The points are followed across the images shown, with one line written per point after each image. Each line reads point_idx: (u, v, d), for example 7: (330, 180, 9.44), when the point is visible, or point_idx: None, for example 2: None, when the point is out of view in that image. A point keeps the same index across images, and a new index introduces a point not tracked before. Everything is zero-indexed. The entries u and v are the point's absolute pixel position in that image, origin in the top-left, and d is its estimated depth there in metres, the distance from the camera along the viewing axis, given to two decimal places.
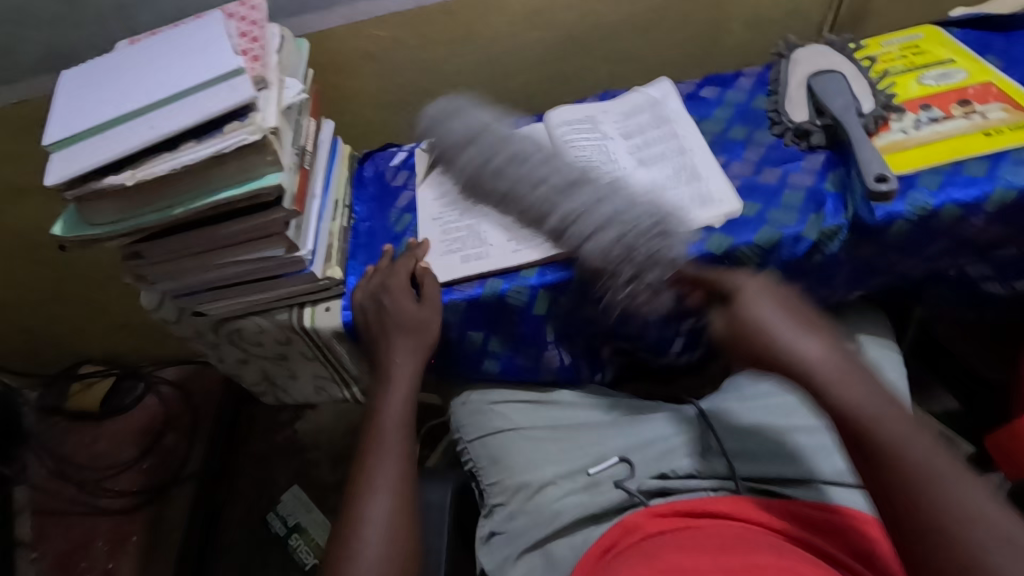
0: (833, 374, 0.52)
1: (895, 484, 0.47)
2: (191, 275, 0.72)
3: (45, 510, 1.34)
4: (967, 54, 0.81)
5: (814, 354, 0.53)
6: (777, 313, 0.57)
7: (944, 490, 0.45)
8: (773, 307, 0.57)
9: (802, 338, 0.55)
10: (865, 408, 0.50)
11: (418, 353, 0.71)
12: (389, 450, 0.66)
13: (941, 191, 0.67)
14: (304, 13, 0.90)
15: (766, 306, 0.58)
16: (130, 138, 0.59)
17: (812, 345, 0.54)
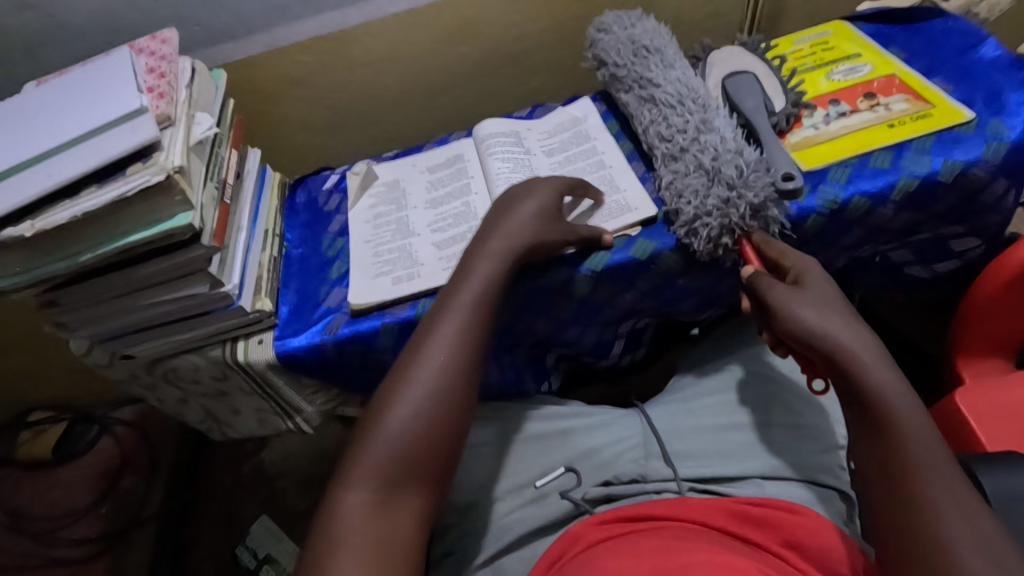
0: (871, 358, 0.54)
1: (898, 477, 0.50)
2: (113, 319, 0.71)
3: (0, 565, 1.28)
4: (872, 48, 0.84)
5: (857, 340, 0.56)
6: (830, 292, 0.60)
7: (933, 495, 0.48)
8: (833, 302, 0.59)
9: (853, 328, 0.57)
10: (897, 395, 0.53)
11: (458, 326, 0.60)
12: (389, 436, 0.55)
13: (850, 183, 0.70)
14: (222, 43, 0.89)
15: (822, 300, 0.59)
16: (28, 187, 0.57)
17: (850, 325, 0.57)
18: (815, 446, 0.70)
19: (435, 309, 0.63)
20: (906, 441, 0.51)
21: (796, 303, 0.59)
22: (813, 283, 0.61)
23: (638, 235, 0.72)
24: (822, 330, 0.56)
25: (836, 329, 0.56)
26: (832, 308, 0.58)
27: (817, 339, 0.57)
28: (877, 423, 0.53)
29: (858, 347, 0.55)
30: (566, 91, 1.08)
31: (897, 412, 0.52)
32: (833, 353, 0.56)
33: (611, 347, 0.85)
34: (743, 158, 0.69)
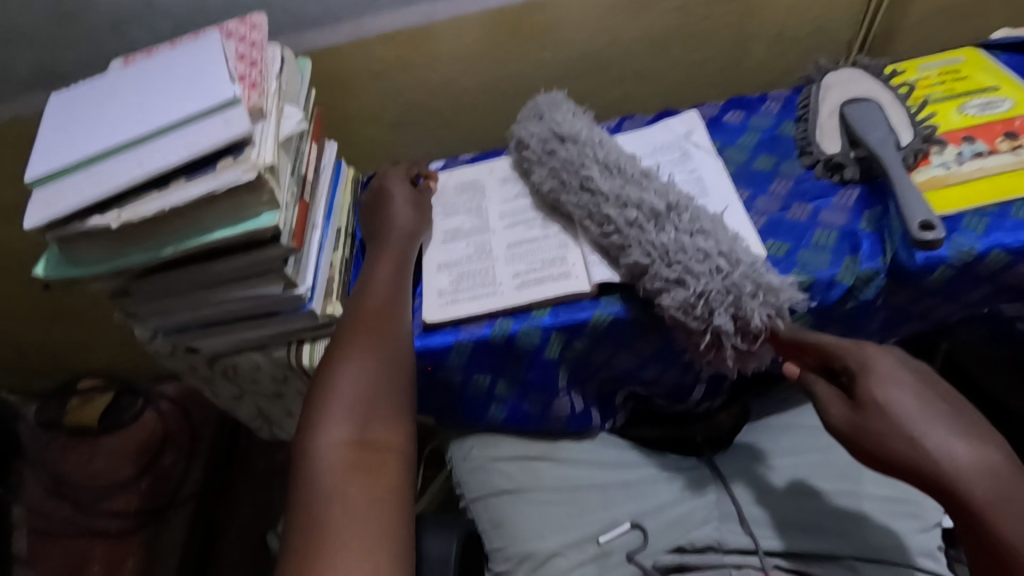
0: (985, 488, 0.46)
1: None
2: (181, 313, 0.68)
3: (41, 529, 1.30)
4: (1012, 81, 0.75)
5: (963, 460, 0.47)
6: (918, 404, 0.50)
7: None
8: (909, 397, 0.50)
9: (949, 438, 0.48)
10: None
11: (370, 368, 0.58)
12: (318, 497, 0.50)
13: (988, 235, 0.62)
14: (307, 31, 0.86)
15: (902, 399, 0.50)
16: (116, 176, 0.55)
17: (963, 449, 0.47)
18: (913, 523, 0.63)
19: (336, 353, 0.60)
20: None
21: (843, 419, 0.52)
22: (875, 379, 0.52)
23: None
24: (936, 466, 0.47)
25: (923, 442, 0.48)
26: (910, 407, 0.50)
27: (929, 470, 0.47)
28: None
29: (987, 492, 0.45)
30: (651, 103, 1.01)
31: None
32: (948, 488, 0.47)
33: (689, 388, 0.78)
34: (684, 294, 0.61)
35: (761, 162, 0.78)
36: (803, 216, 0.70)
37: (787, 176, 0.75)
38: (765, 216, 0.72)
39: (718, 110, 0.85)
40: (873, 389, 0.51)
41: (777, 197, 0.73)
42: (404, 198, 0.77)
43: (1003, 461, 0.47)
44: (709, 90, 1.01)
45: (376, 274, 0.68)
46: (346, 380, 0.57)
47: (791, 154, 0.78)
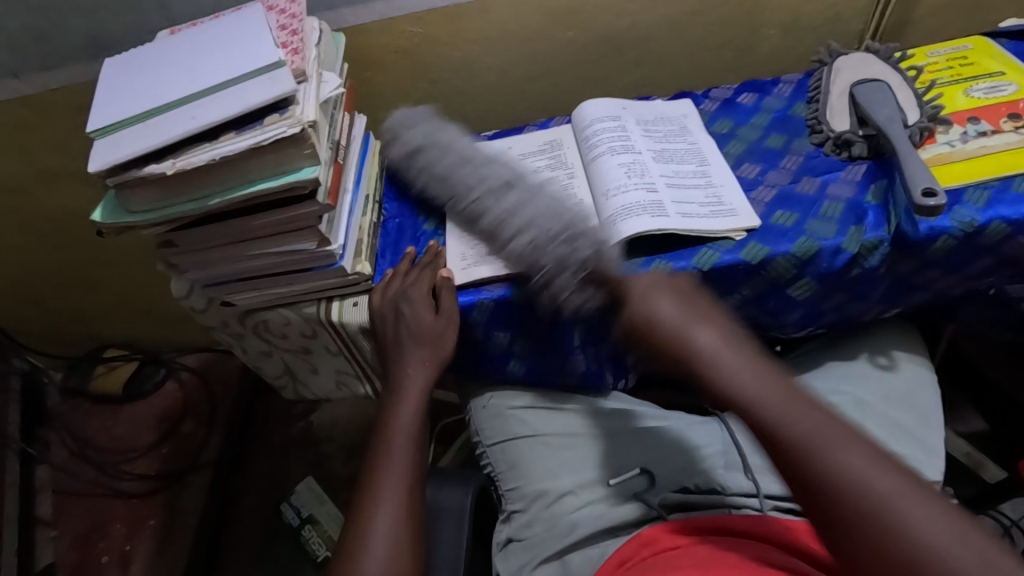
0: (717, 351, 0.53)
1: (811, 468, 0.46)
2: (220, 266, 0.73)
3: (66, 489, 1.34)
4: (1017, 67, 0.78)
5: (710, 341, 0.54)
6: (676, 304, 0.57)
7: (836, 460, 0.45)
8: (668, 300, 0.58)
9: (700, 325, 0.55)
10: (758, 386, 0.50)
11: (402, 512, 0.59)
12: None
13: (988, 207, 0.66)
14: (340, 8, 0.90)
15: (664, 293, 0.59)
16: (171, 128, 0.59)
17: (671, 306, 0.57)
18: None
19: (366, 496, 0.61)
20: (823, 456, 0.46)
21: (663, 305, 0.57)
22: (643, 291, 0.59)
23: (752, 237, 0.70)
24: (690, 357, 0.53)
25: (674, 317, 0.56)
26: (686, 300, 0.58)
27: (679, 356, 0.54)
28: (787, 459, 0.47)
29: (746, 374, 0.51)
30: (667, 86, 1.05)
31: (787, 423, 0.48)
32: (708, 375, 0.52)
33: None
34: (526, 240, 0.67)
35: (772, 140, 0.81)
36: (811, 189, 0.73)
37: (797, 153, 0.79)
38: (776, 187, 0.75)
39: (732, 92, 0.89)
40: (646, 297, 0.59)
41: (787, 172, 0.77)
42: (419, 329, 0.71)
43: (755, 350, 0.54)
44: (724, 75, 1.04)
45: (391, 454, 0.64)
46: (378, 526, 0.58)
47: (802, 133, 0.81)
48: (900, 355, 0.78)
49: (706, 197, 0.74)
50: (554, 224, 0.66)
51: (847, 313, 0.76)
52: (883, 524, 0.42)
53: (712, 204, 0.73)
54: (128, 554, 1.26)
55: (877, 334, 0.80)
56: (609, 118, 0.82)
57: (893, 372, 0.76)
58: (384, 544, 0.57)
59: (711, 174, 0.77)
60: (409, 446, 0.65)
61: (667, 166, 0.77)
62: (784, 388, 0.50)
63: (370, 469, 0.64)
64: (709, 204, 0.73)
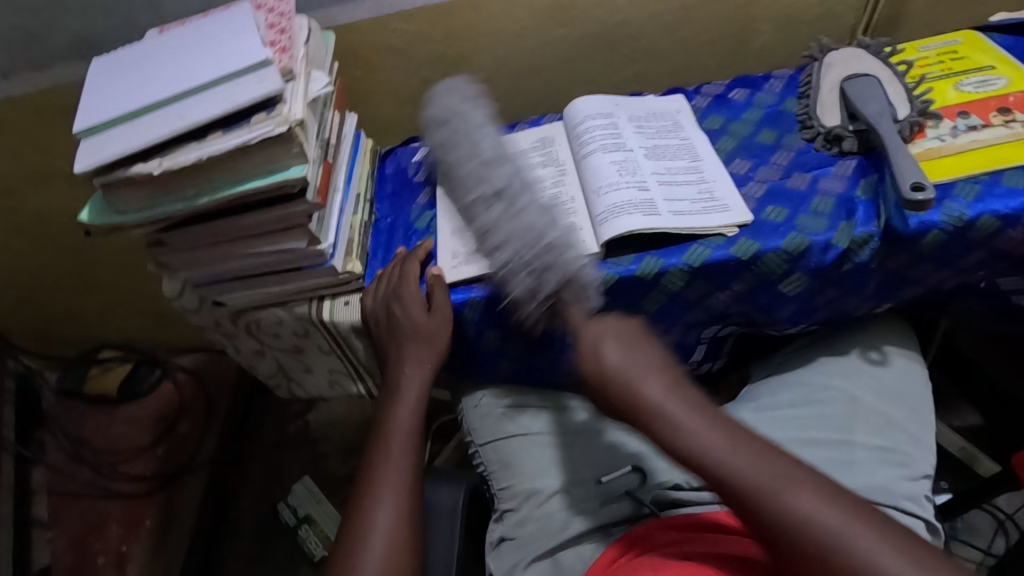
0: (667, 405, 0.54)
1: (760, 516, 0.49)
2: (210, 266, 0.72)
3: (61, 491, 1.34)
4: (1008, 61, 0.78)
5: (656, 394, 0.55)
6: (627, 354, 0.57)
7: (781, 502, 0.48)
8: (616, 348, 0.58)
9: (645, 375, 0.56)
10: (706, 439, 0.52)
11: (400, 509, 0.60)
12: None
13: (978, 201, 0.65)
14: (330, 6, 0.90)
15: (611, 341, 0.59)
16: (158, 128, 0.59)
17: (614, 353, 0.57)
18: (903, 472, 0.68)
19: (365, 494, 0.62)
20: (774, 501, 0.48)
21: (609, 352, 0.58)
22: (591, 340, 0.59)
23: (743, 233, 0.70)
24: (640, 411, 0.55)
25: (624, 369, 0.56)
26: (630, 343, 0.58)
27: (637, 415, 0.55)
28: (743, 507, 0.50)
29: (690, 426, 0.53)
30: (659, 83, 1.05)
31: (738, 469, 0.50)
32: (658, 427, 0.54)
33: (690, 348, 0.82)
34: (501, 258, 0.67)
35: (764, 136, 0.81)
36: (802, 184, 0.73)
37: (788, 148, 0.79)
38: (767, 183, 0.75)
39: (723, 88, 0.88)
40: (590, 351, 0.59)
41: (778, 168, 0.77)
42: (417, 327, 0.71)
43: (697, 393, 0.56)
44: (716, 71, 1.04)
45: (389, 452, 0.65)
46: (376, 524, 0.59)
47: (793, 129, 0.81)
48: (892, 350, 0.78)
49: (698, 194, 0.74)
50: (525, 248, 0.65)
51: (839, 309, 0.76)
52: (829, 561, 0.46)
53: (704, 200, 0.73)
54: (124, 555, 1.26)
55: (869, 329, 0.80)
56: (601, 116, 0.82)
57: (885, 367, 0.76)
58: (383, 542, 0.58)
59: (703, 170, 0.77)
60: (407, 444, 0.65)
61: (659, 163, 0.77)
62: (734, 435, 0.52)
63: (368, 468, 0.64)
64: (701, 200, 0.73)
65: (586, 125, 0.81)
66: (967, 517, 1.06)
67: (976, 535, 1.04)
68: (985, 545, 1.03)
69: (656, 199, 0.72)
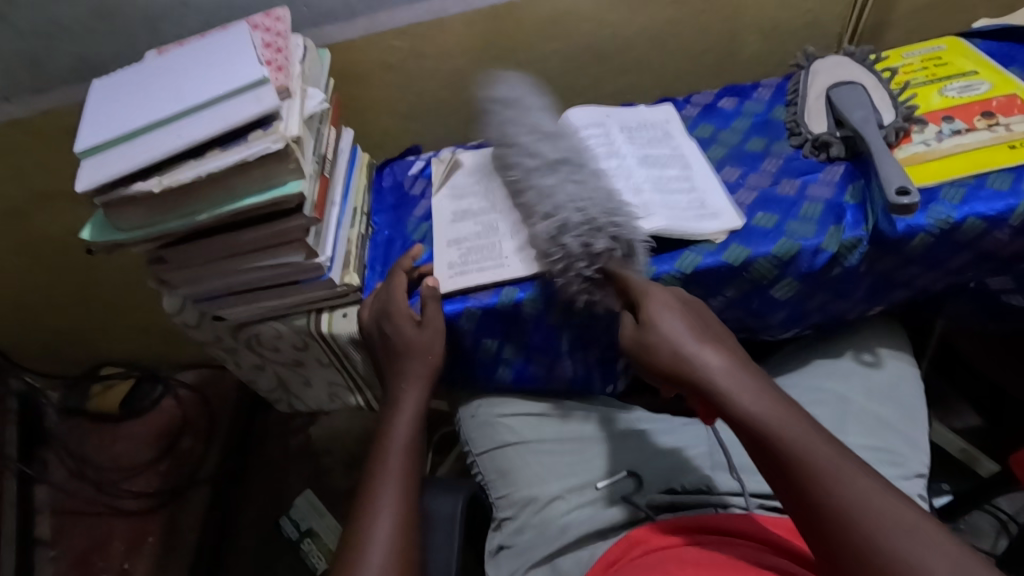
0: (729, 380, 0.54)
1: (831, 522, 0.47)
2: (209, 281, 0.73)
3: (64, 509, 1.34)
4: (990, 66, 0.80)
5: (715, 363, 0.55)
6: (684, 331, 0.57)
7: (865, 501, 0.46)
8: (677, 320, 0.58)
9: (706, 349, 0.56)
10: (765, 419, 0.51)
11: (398, 520, 0.59)
12: None
13: (964, 204, 0.66)
14: (325, 25, 0.92)
15: (670, 315, 0.59)
16: (157, 147, 0.60)
17: (671, 318, 0.58)
18: (896, 471, 0.69)
19: (362, 506, 0.61)
20: (839, 487, 0.47)
21: (672, 321, 0.58)
22: (654, 310, 0.59)
23: (733, 240, 0.71)
24: (704, 381, 0.54)
25: (688, 342, 0.56)
26: (674, 315, 0.59)
27: (709, 388, 0.54)
28: (803, 500, 0.49)
29: (760, 408, 0.52)
30: (651, 93, 1.06)
31: (810, 456, 0.49)
32: (725, 398, 0.53)
33: None
34: (551, 223, 0.66)
35: (753, 144, 0.82)
36: (791, 190, 0.75)
37: (777, 155, 0.80)
38: (756, 189, 0.76)
39: (712, 97, 0.90)
40: (654, 313, 0.59)
41: (767, 174, 0.78)
42: (407, 340, 0.71)
43: (763, 374, 0.55)
44: (706, 80, 1.06)
45: (387, 462, 0.64)
46: (374, 535, 0.58)
47: (782, 136, 0.82)
48: (886, 352, 0.79)
49: (689, 200, 0.75)
50: (579, 210, 0.65)
51: (831, 312, 0.77)
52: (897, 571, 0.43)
53: (694, 207, 0.74)
54: (127, 572, 1.26)
55: (863, 332, 0.81)
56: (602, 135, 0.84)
57: (879, 370, 0.77)
58: (382, 552, 0.57)
59: (693, 178, 0.78)
60: (404, 456, 0.65)
61: (649, 171, 0.78)
62: (802, 416, 0.52)
63: (366, 480, 0.64)
64: (691, 207, 0.74)
65: (578, 136, 0.83)
66: (969, 518, 1.06)
67: (978, 536, 1.04)
68: (988, 547, 1.03)
69: (648, 206, 0.73)
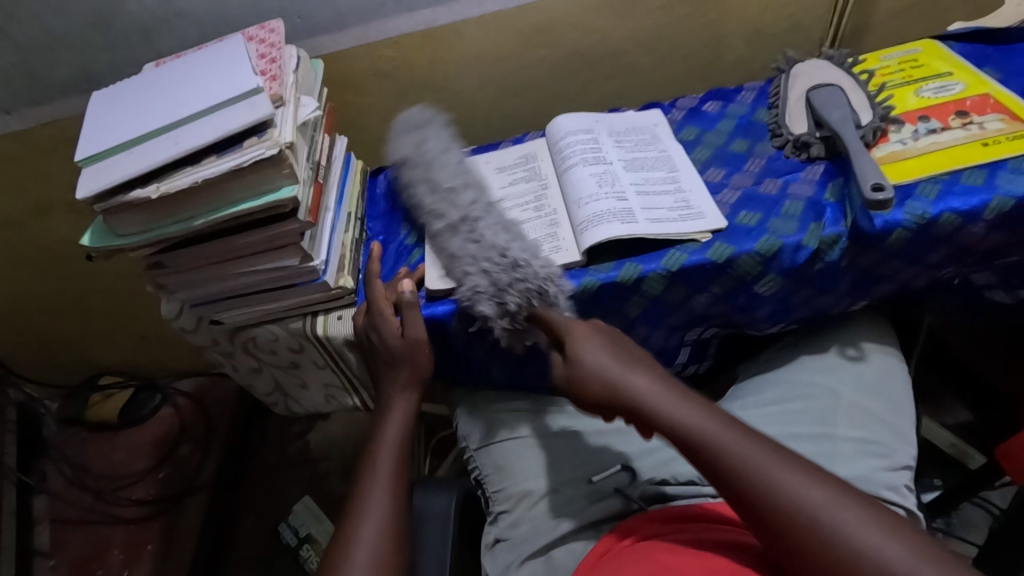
0: (653, 397, 0.58)
1: (766, 512, 0.49)
2: (207, 286, 0.75)
3: (63, 518, 1.35)
4: (965, 67, 0.82)
5: (641, 385, 0.59)
6: (613, 362, 0.61)
7: (781, 485, 0.49)
8: (602, 351, 0.62)
9: (630, 371, 0.60)
10: (690, 422, 0.55)
11: (388, 517, 0.60)
12: None
13: (940, 200, 0.68)
14: (319, 35, 0.94)
15: (595, 344, 0.63)
16: (155, 154, 0.62)
17: (597, 349, 0.62)
18: (882, 462, 0.70)
19: (354, 504, 0.62)
20: (766, 487, 0.50)
21: (593, 356, 0.62)
22: (580, 341, 0.63)
23: (718, 237, 0.73)
24: (629, 401, 0.58)
25: (622, 376, 0.60)
26: (606, 346, 0.63)
27: (644, 414, 0.58)
28: (740, 495, 0.51)
29: (678, 416, 0.56)
30: (638, 99, 1.09)
31: (728, 444, 0.53)
32: (644, 414, 0.58)
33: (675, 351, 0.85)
34: (503, 259, 0.70)
35: (737, 145, 0.85)
36: (774, 189, 0.77)
37: (760, 156, 0.82)
38: (740, 190, 0.78)
39: (697, 101, 0.92)
40: (579, 348, 0.63)
41: (750, 175, 0.80)
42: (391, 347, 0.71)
43: (680, 386, 0.60)
44: (693, 85, 1.08)
45: (377, 461, 0.66)
46: (366, 532, 0.59)
47: (764, 137, 0.85)
48: (869, 346, 0.80)
49: (674, 202, 0.77)
50: (497, 257, 0.70)
51: (816, 307, 0.79)
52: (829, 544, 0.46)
53: (679, 208, 0.76)
54: None
55: (848, 326, 0.83)
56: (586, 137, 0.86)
57: (865, 363, 0.79)
58: (371, 550, 0.57)
59: (679, 180, 0.80)
60: (394, 457, 0.66)
61: (636, 174, 0.80)
62: (732, 422, 0.55)
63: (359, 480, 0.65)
64: (676, 208, 0.76)
65: (566, 140, 0.85)
66: (961, 512, 1.08)
67: (970, 530, 1.05)
68: (980, 539, 1.05)
69: (634, 208, 0.75)
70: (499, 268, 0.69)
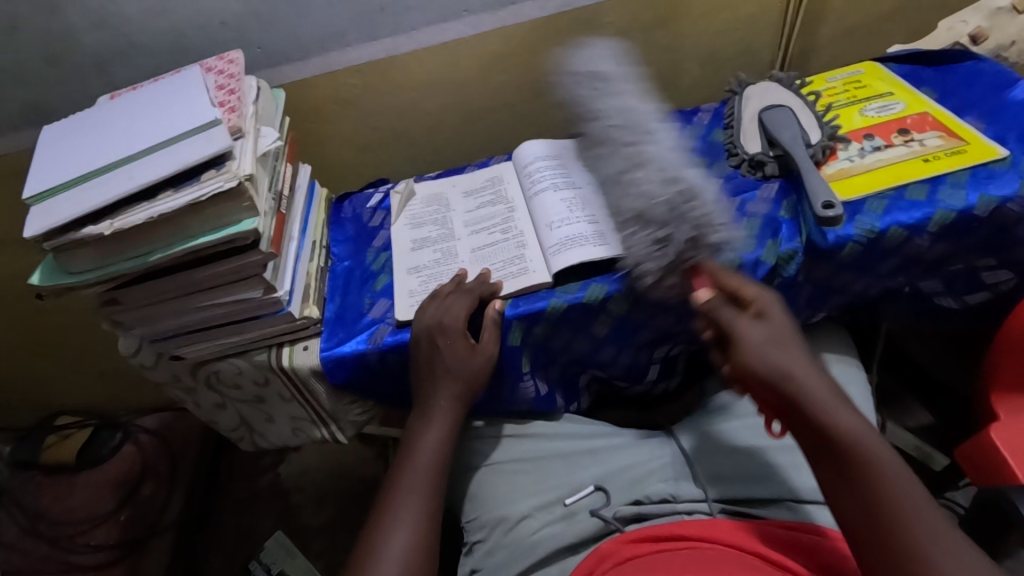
0: (821, 394, 0.58)
1: (890, 537, 0.51)
2: (166, 320, 0.73)
3: (17, 569, 1.28)
4: (904, 87, 0.86)
5: (808, 378, 0.60)
6: (778, 352, 0.61)
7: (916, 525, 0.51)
8: (771, 344, 0.62)
9: (800, 363, 0.61)
10: (854, 428, 0.56)
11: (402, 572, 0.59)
12: None
13: (886, 214, 0.72)
14: (280, 65, 0.94)
15: (761, 331, 0.63)
16: (108, 190, 0.61)
17: (758, 328, 0.63)
18: None
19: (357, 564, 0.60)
20: (905, 516, 0.52)
21: (757, 338, 0.62)
22: (748, 328, 0.63)
23: None
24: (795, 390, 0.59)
25: (782, 361, 0.61)
26: (778, 340, 0.62)
27: (806, 406, 0.58)
28: (874, 512, 0.53)
29: (850, 423, 0.56)
30: None
31: (886, 467, 0.54)
32: (814, 408, 0.58)
33: (644, 369, 0.86)
34: (663, 199, 0.65)
35: None
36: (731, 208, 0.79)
37: (718, 175, 0.85)
38: None
39: None
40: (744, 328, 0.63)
41: None
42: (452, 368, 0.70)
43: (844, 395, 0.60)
44: None
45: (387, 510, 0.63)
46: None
47: (721, 156, 0.87)
48: (830, 356, 0.83)
49: None
50: (657, 196, 0.66)
51: None
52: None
53: None
54: None
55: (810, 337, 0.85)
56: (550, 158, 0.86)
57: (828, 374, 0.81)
58: None
59: None
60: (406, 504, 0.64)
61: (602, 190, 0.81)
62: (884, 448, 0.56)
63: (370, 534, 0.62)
64: None
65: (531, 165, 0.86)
66: None
67: None
68: None
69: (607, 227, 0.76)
70: (654, 223, 0.66)
